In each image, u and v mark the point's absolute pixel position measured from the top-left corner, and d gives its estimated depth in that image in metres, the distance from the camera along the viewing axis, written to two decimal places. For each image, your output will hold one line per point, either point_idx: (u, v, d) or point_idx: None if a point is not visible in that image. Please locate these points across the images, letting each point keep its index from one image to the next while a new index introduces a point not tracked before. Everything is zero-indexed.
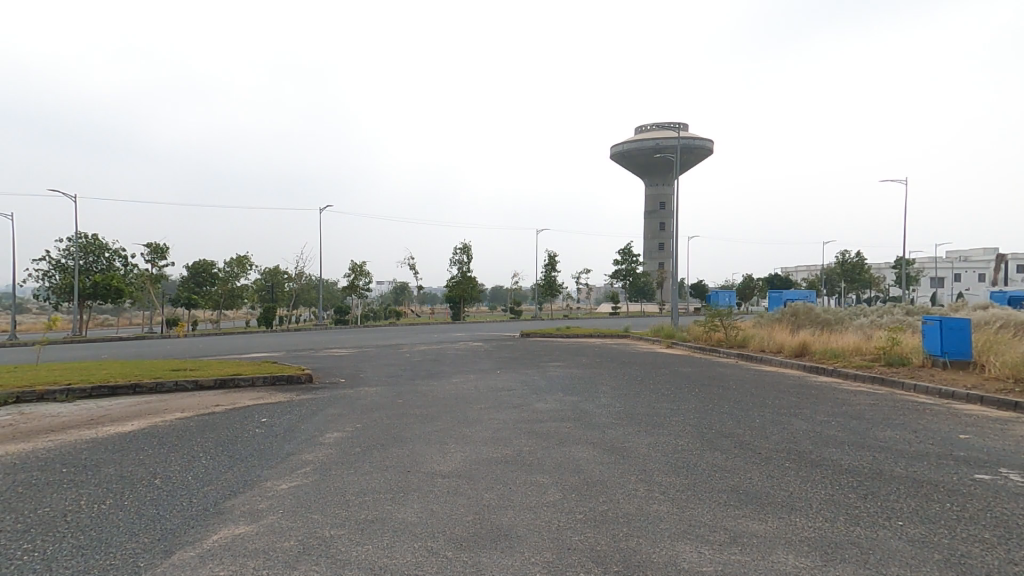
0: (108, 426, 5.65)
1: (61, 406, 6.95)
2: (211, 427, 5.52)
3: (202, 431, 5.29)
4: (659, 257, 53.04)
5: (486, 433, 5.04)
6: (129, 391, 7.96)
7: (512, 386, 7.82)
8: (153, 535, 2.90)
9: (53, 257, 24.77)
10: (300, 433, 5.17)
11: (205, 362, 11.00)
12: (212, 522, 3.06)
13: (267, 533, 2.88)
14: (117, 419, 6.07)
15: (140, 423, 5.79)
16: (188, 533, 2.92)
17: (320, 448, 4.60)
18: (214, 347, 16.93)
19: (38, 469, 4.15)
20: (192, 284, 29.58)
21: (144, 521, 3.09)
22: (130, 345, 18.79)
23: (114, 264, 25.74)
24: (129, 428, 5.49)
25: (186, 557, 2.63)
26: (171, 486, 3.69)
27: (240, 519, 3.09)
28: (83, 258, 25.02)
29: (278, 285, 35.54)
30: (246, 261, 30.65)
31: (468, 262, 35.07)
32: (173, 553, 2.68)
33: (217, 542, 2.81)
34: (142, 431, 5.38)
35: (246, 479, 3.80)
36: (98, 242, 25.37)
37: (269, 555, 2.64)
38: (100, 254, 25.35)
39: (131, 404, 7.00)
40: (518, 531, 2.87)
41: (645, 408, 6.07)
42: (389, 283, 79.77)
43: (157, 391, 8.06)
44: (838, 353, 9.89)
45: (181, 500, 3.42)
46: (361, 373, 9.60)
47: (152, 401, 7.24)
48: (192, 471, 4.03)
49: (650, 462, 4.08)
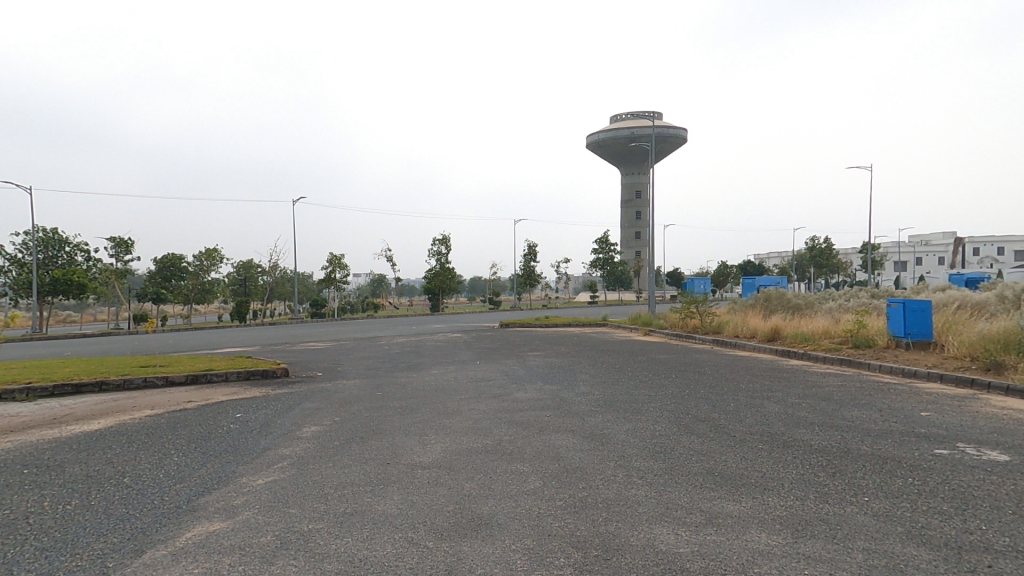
0: (73, 425, 5.48)
1: (22, 406, 6.73)
2: (182, 424, 5.41)
3: (174, 429, 5.18)
4: (636, 246, 53.62)
5: (466, 424, 5.05)
6: (95, 389, 7.73)
7: (491, 376, 7.83)
8: (124, 534, 2.84)
9: (10, 251, 23.77)
10: (276, 428, 5.11)
11: (177, 358, 10.77)
12: (186, 520, 3.00)
13: (243, 529, 2.85)
14: (82, 417, 5.89)
15: (107, 421, 5.65)
16: (159, 532, 2.86)
17: (297, 443, 4.54)
18: (186, 342, 16.51)
19: (6, 469, 4.04)
20: (160, 278, 28.79)
21: (113, 521, 3.03)
22: (97, 342, 18.21)
23: (76, 259, 24.85)
24: (94, 427, 5.34)
25: (158, 555, 2.59)
26: (141, 485, 3.61)
27: (215, 516, 3.05)
28: (43, 252, 24.08)
29: (251, 278, 34.85)
30: (216, 254, 29.88)
31: (447, 253, 34.91)
32: (144, 552, 2.64)
33: (191, 539, 2.76)
34: (110, 429, 5.25)
35: (221, 475, 3.74)
36: (59, 236, 24.44)
37: (246, 550, 2.61)
38: (61, 248, 24.44)
39: (98, 402, 6.81)
40: (498, 519, 2.90)
41: (624, 395, 6.18)
42: (365, 276, 79.02)
43: (124, 388, 7.85)
44: (808, 336, 10.16)
45: (152, 499, 3.34)
46: (339, 367, 9.51)
47: (120, 399, 7.04)
48: (163, 469, 3.95)
49: (627, 448, 4.16)
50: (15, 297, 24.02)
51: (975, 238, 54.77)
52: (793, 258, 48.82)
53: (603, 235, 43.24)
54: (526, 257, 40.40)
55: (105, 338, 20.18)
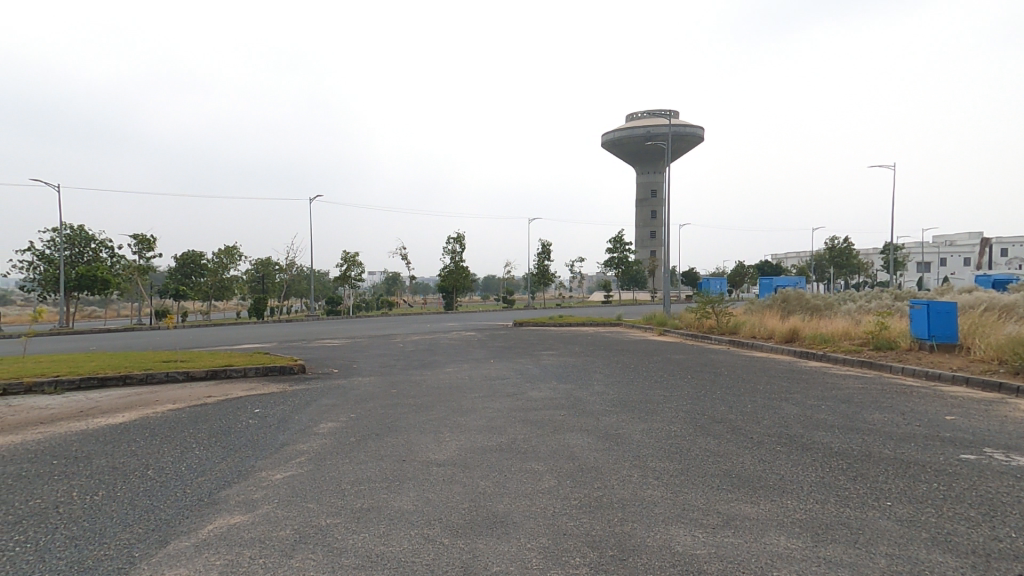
0: (99, 418, 5.61)
1: (51, 399, 6.90)
2: (203, 418, 5.50)
3: (195, 423, 5.27)
4: (651, 245, 53.27)
5: (480, 422, 5.07)
6: (119, 382, 7.89)
7: (505, 375, 7.84)
8: (148, 526, 2.90)
9: (39, 248, 24.42)
10: (294, 423, 5.17)
11: (196, 354, 10.96)
12: (208, 512, 3.06)
13: (263, 522, 2.89)
14: (107, 411, 6.02)
15: (130, 414, 5.76)
16: (183, 524, 2.91)
17: (314, 438, 4.60)
18: (205, 338, 16.78)
19: (35, 460, 4.15)
20: (181, 275, 29.30)
21: (138, 512, 3.09)
22: (119, 337, 18.57)
23: (101, 255, 25.40)
24: (118, 420, 5.46)
25: (182, 547, 2.64)
26: (164, 477, 3.68)
27: (236, 509, 3.09)
28: (70, 249, 24.68)
29: (269, 276, 35.31)
30: (235, 252, 30.33)
31: (461, 252, 35.03)
32: (169, 542, 2.69)
33: (213, 531, 2.81)
34: (134, 423, 5.36)
35: (241, 469, 3.80)
36: (85, 233, 25.01)
37: (266, 544, 2.65)
38: (87, 245, 25.01)
39: (122, 396, 6.95)
40: (513, 518, 2.90)
41: (639, 395, 6.14)
42: (380, 274, 79.56)
43: (147, 382, 8.01)
44: (827, 338, 10.01)
45: (175, 491, 3.41)
46: (354, 364, 9.59)
47: (143, 393, 7.19)
48: (184, 463, 4.02)
49: (643, 448, 4.14)
50: (43, 293, 24.68)
51: (1002, 239, 53.37)
52: (811, 259, 48.05)
53: (618, 234, 43.01)
54: (540, 256, 40.34)
55: (127, 333, 20.59)
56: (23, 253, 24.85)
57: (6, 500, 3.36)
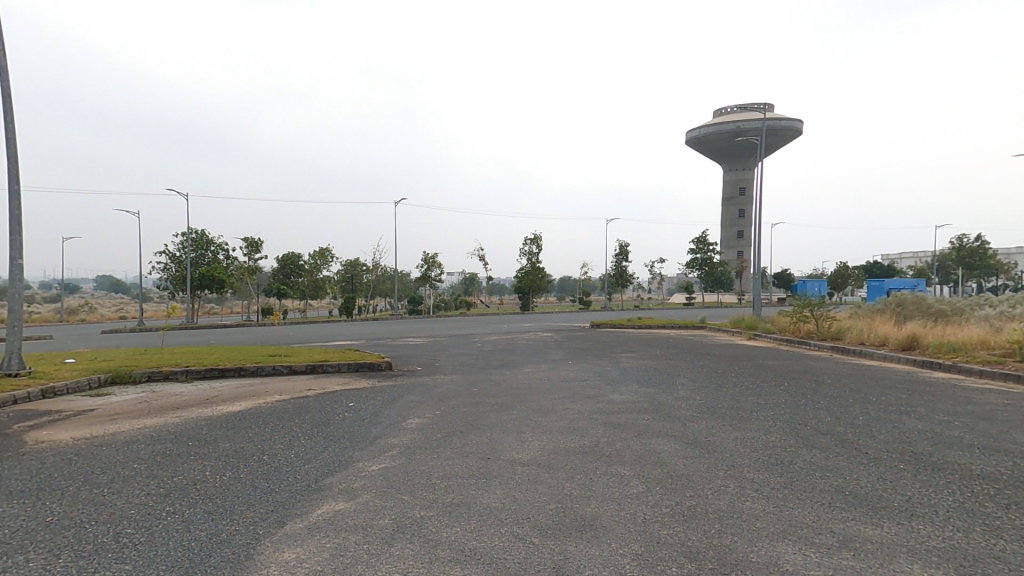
0: (220, 406, 6.20)
1: (182, 386, 7.75)
2: (305, 410, 5.91)
3: (298, 414, 5.68)
4: (738, 246, 50.58)
5: (562, 423, 5.04)
6: (233, 373, 8.68)
7: (585, 376, 7.75)
8: (264, 506, 3.15)
9: (171, 251, 27.42)
10: (383, 418, 5.42)
11: (297, 349, 11.83)
12: (316, 497, 3.27)
13: (363, 510, 3.06)
14: (227, 399, 6.65)
15: (245, 403, 6.33)
16: (296, 506, 3.14)
17: (403, 433, 4.79)
18: (303, 335, 18.05)
19: (167, 441, 4.66)
20: (282, 276, 31.66)
21: (257, 493, 3.37)
22: (229, 333, 20.44)
23: (218, 258, 28.08)
24: (236, 409, 6.00)
25: (297, 528, 2.84)
26: (276, 463, 3.99)
27: (339, 496, 3.28)
28: (196, 251, 27.50)
29: (357, 276, 37.32)
30: (327, 253, 32.38)
31: (538, 253, 35.22)
32: (286, 522, 2.91)
33: (321, 515, 3.01)
34: (248, 411, 5.87)
35: (340, 459, 4.04)
36: (206, 237, 27.70)
37: (368, 530, 2.79)
38: (208, 248, 27.71)
39: (238, 386, 7.66)
40: (602, 522, 2.86)
41: (730, 402, 5.84)
42: (458, 275, 81.70)
43: (257, 374, 8.74)
44: (957, 348, 9.00)
45: (287, 476, 3.68)
46: (435, 362, 9.89)
47: (254, 384, 7.86)
48: (291, 450, 4.34)
49: (739, 457, 3.93)
50: (174, 292, 27.66)
51: None
52: (930, 258, 43.39)
53: (702, 234, 41.23)
54: (618, 257, 39.57)
55: (236, 328, 22.59)
56: (158, 256, 28.04)
57: (147, 475, 3.80)
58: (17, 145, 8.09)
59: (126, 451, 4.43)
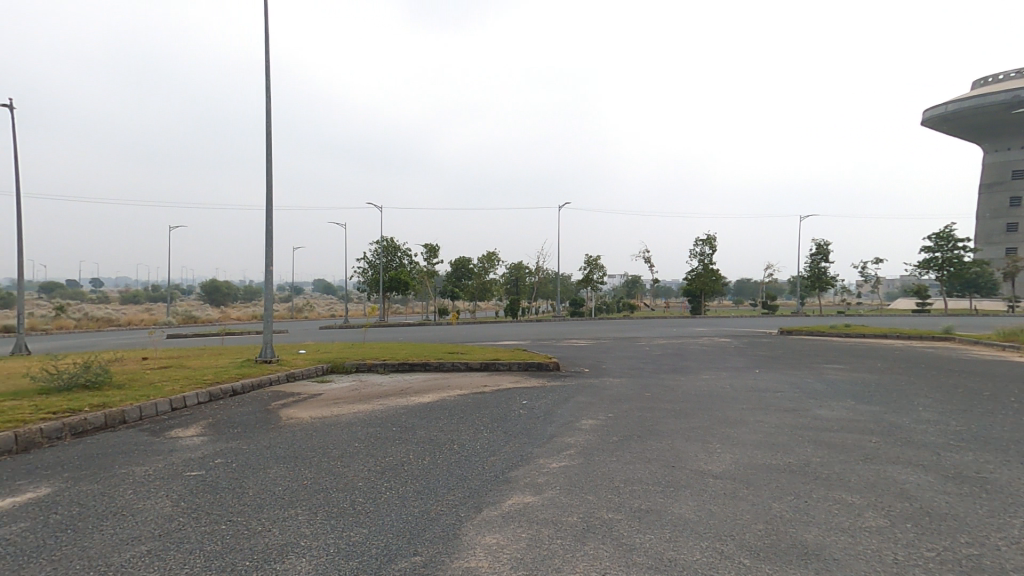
0: (413, 397, 6.92)
1: (382, 377, 8.83)
2: (484, 404, 6.29)
3: (479, 408, 6.06)
4: (1005, 241, 42.21)
5: (755, 437, 4.61)
6: (421, 367, 9.65)
7: (775, 387, 7.02)
8: (462, 492, 3.39)
9: (367, 258, 31.63)
10: (558, 417, 5.52)
11: (472, 347, 12.74)
12: (506, 488, 3.43)
13: (552, 506, 3.12)
14: (417, 391, 7.40)
15: (433, 396, 6.96)
16: (488, 495, 3.33)
17: (580, 433, 4.81)
18: (477, 334, 19.43)
19: (375, 425, 5.32)
20: (455, 278, 34.50)
21: (454, 478, 3.65)
22: (415, 331, 22.90)
23: (404, 262, 31.60)
24: (425, 400, 6.64)
25: (491, 515, 3.00)
26: (466, 452, 4.30)
27: (526, 490, 3.40)
28: (386, 257, 31.33)
29: (521, 279, 38.98)
30: (495, 257, 34.32)
31: (711, 254, 33.08)
32: (481, 509, 3.09)
33: (512, 506, 3.14)
34: (437, 403, 6.44)
35: (523, 454, 4.20)
36: (394, 244, 31.42)
37: (559, 526, 2.84)
38: (395, 254, 31.39)
39: (426, 380, 8.47)
40: (827, 554, 2.51)
41: (979, 430, 4.78)
42: (622, 276, 80.82)
43: (440, 369, 9.60)
44: None
45: (477, 465, 3.94)
46: (605, 364, 9.83)
47: (438, 378, 8.63)
48: (477, 441, 4.63)
49: (1010, 501, 3.16)
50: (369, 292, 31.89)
51: None
52: None
53: (942, 228, 34.49)
54: (814, 257, 35.31)
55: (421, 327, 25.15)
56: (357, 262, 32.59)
57: (363, 454, 4.36)
58: (269, 175, 10.07)
59: (345, 431, 5.15)
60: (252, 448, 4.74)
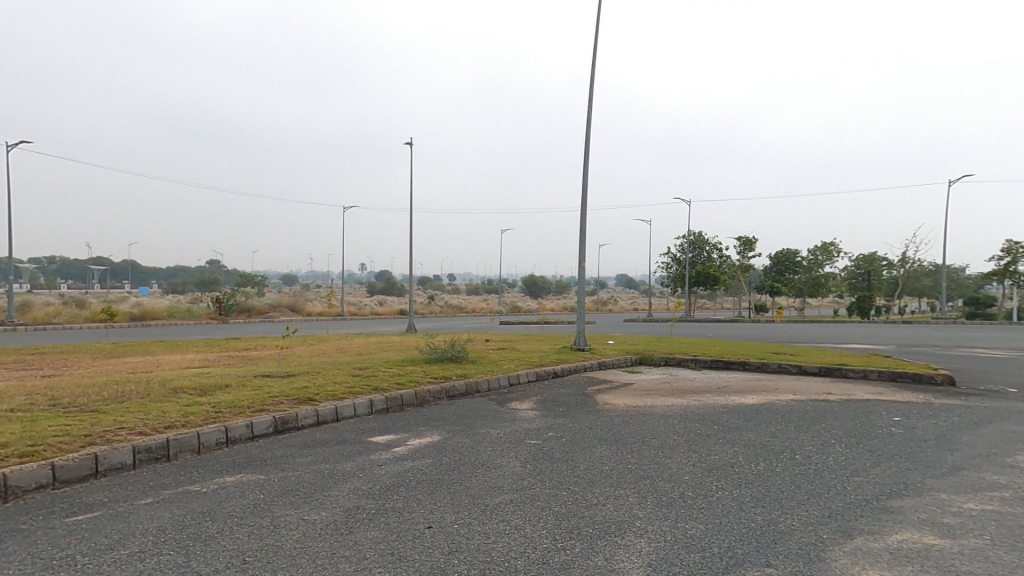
0: (738, 395, 6.85)
1: (697, 371, 9.01)
2: (830, 415, 5.87)
3: (820, 418, 5.71)
4: None
5: None
6: (740, 365, 9.51)
7: None
8: (818, 511, 3.39)
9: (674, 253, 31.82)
10: (965, 447, 4.72)
11: (798, 349, 11.75)
12: (893, 521, 3.23)
13: (979, 558, 2.77)
14: (740, 389, 7.31)
15: (760, 397, 6.77)
16: (860, 522, 3.22)
17: (1020, 474, 4.01)
18: (802, 334, 17.56)
19: (703, 424, 5.45)
20: (774, 273, 31.54)
21: (809, 495, 3.65)
22: (727, 327, 22.09)
23: (713, 257, 30.61)
24: (751, 400, 6.56)
25: (874, 547, 2.91)
26: (815, 467, 4.20)
27: (930, 529, 3.11)
28: (693, 252, 30.84)
29: (874, 273, 32.64)
30: (831, 247, 30.00)
31: None
32: (853, 536, 3.03)
33: (904, 543, 2.96)
34: (761, 404, 6.36)
35: (905, 484, 3.84)
36: (702, 238, 30.60)
37: None
38: (702, 248, 30.58)
39: (747, 378, 8.27)
40: None
41: None
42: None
43: (763, 369, 9.28)
44: None
45: (835, 485, 3.82)
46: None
47: (762, 378, 8.32)
48: (830, 457, 4.45)
49: None
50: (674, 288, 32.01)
51: None
52: None
53: None
54: None
55: (734, 324, 23.99)
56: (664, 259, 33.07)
57: (695, 454, 4.58)
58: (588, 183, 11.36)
59: (670, 422, 5.48)
60: (585, 427, 5.54)
